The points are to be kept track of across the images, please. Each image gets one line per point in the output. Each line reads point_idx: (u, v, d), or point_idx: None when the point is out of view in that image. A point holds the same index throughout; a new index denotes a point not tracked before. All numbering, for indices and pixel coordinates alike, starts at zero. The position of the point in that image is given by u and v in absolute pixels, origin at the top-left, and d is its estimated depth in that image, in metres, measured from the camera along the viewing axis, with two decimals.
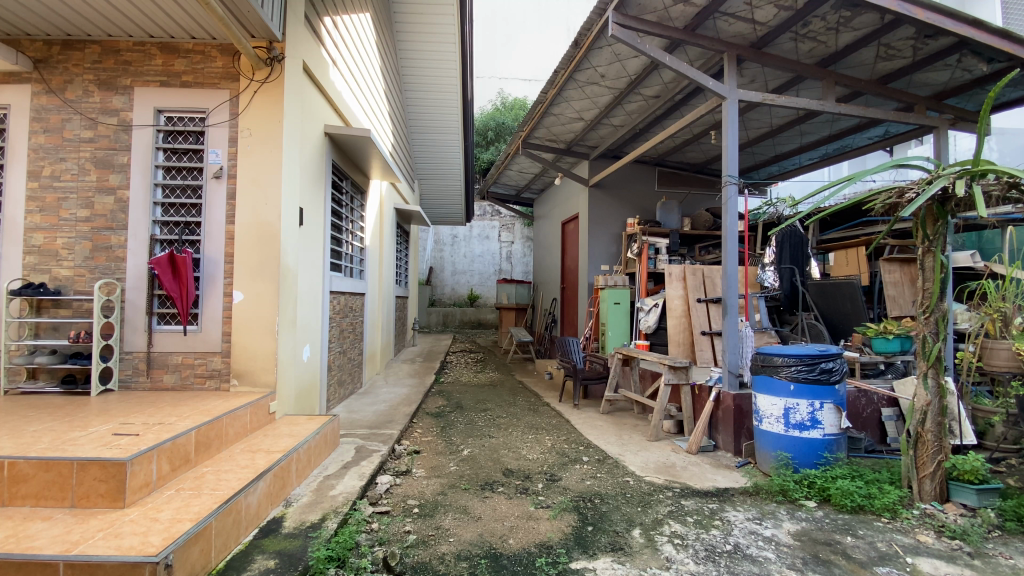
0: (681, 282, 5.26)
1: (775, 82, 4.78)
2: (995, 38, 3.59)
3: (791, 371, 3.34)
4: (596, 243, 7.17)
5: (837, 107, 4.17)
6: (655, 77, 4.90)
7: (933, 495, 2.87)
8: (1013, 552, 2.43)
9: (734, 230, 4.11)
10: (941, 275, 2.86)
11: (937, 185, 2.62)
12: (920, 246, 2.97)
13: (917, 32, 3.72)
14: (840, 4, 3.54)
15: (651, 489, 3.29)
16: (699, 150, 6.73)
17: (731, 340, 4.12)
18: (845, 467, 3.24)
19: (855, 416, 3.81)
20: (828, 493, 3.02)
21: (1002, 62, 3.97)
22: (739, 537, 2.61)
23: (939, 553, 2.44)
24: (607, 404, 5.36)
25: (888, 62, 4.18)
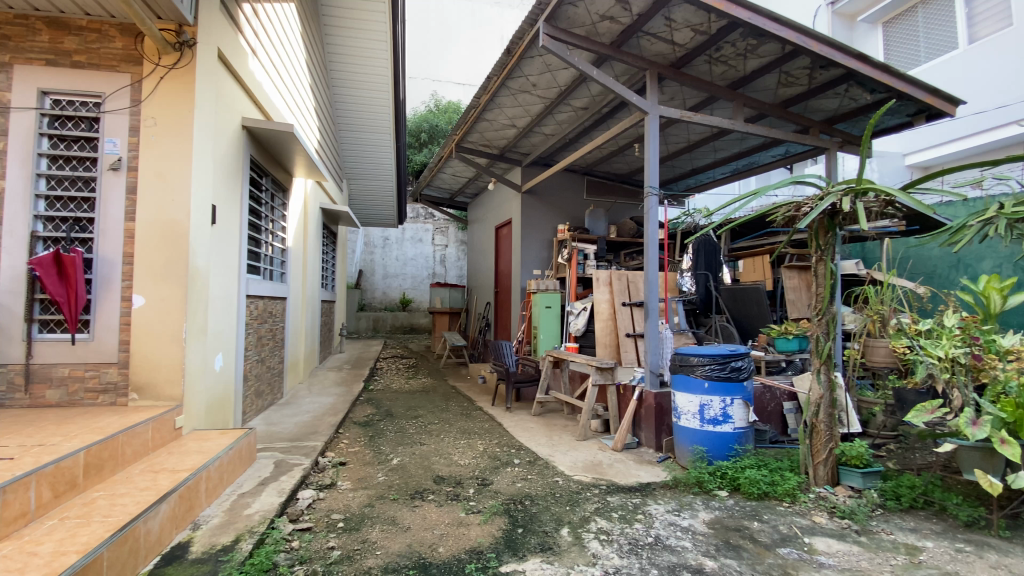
0: (608, 286, 5.48)
1: (692, 101, 5.12)
2: (875, 71, 4.07)
3: (705, 369, 3.58)
4: (528, 248, 7.31)
5: (745, 126, 4.54)
6: (584, 89, 5.08)
7: (826, 479, 3.17)
8: (891, 528, 2.74)
9: (654, 238, 4.35)
10: (831, 281, 3.18)
11: (827, 202, 2.95)
12: (815, 255, 3.30)
13: (812, 63, 4.13)
14: (747, 32, 3.86)
15: (579, 488, 3.38)
16: (624, 161, 7.05)
17: (652, 341, 4.35)
18: (752, 457, 3.51)
19: (761, 410, 4.17)
20: (738, 482, 3.27)
21: (880, 93, 4.51)
22: (660, 529, 2.75)
23: (832, 532, 2.71)
24: (539, 406, 5.45)
25: (789, 88, 4.61)
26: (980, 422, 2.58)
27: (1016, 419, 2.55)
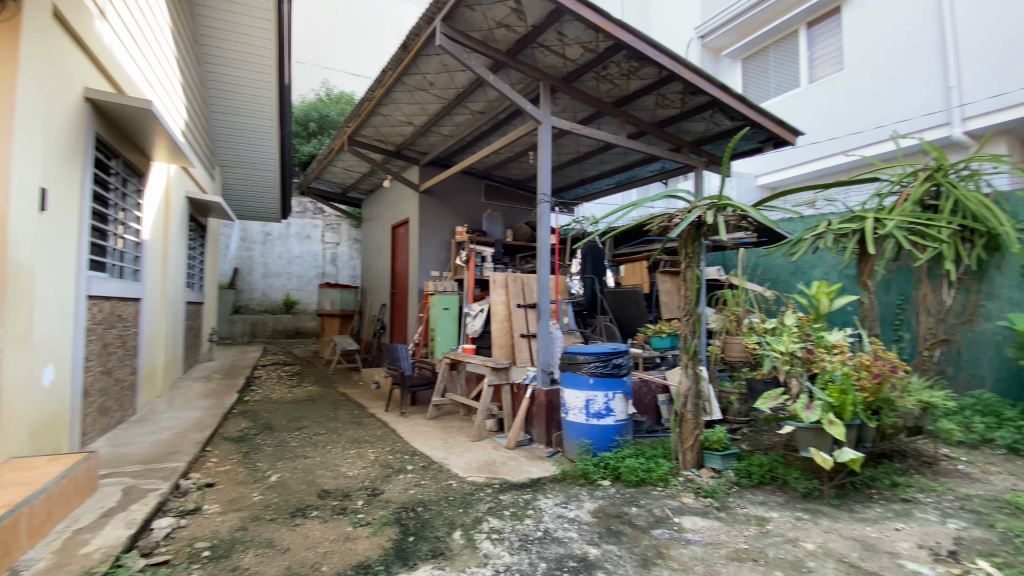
0: (503, 288, 5.59)
1: (582, 114, 5.41)
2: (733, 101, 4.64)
3: (590, 367, 3.80)
4: (425, 249, 7.18)
5: (628, 142, 4.92)
6: (481, 93, 5.13)
7: (693, 462, 3.53)
8: (744, 502, 3.12)
9: (547, 242, 4.52)
10: (696, 285, 3.57)
11: (693, 215, 3.31)
12: (684, 262, 3.68)
13: (684, 89, 4.60)
14: (630, 55, 4.19)
15: (472, 489, 3.39)
16: (520, 167, 7.25)
17: (544, 341, 4.51)
18: (631, 447, 3.80)
19: (639, 403, 4.51)
20: (619, 471, 3.52)
21: (737, 121, 5.15)
22: (548, 523, 2.86)
23: (697, 510, 3.03)
24: (434, 409, 5.38)
25: (665, 110, 5.08)
26: (813, 406, 3.08)
27: (840, 402, 3.07)
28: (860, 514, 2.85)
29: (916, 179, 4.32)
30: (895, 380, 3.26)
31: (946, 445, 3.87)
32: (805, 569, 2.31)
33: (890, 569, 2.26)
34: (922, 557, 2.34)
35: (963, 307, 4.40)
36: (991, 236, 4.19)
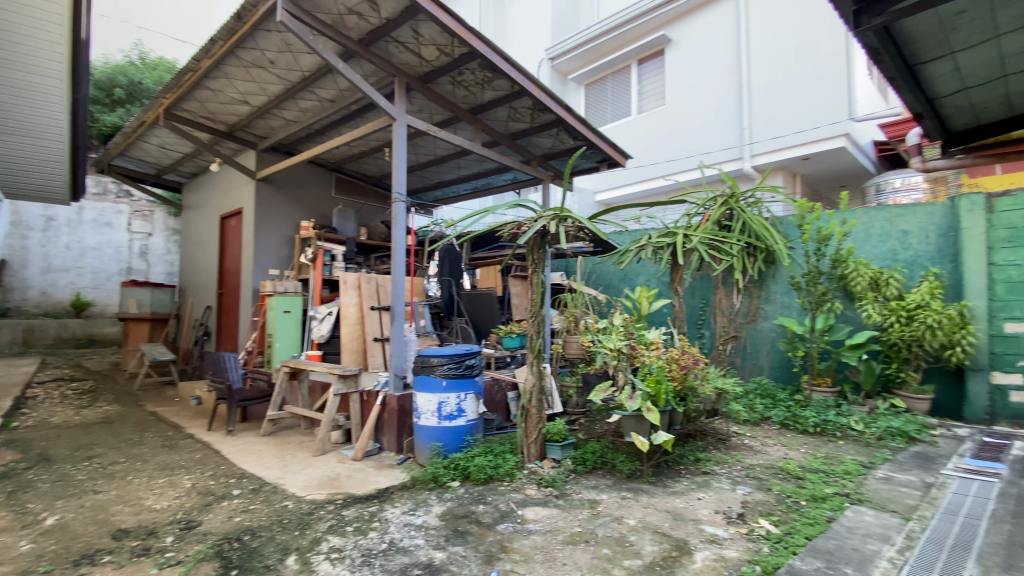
0: (356, 290, 5.26)
1: (437, 116, 5.39)
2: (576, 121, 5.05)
3: (443, 369, 3.78)
4: (263, 243, 6.42)
5: (482, 149, 5.03)
6: (330, 80, 4.79)
7: (536, 455, 3.74)
8: (580, 488, 3.40)
9: (402, 243, 4.37)
10: (542, 288, 3.79)
11: (540, 223, 3.53)
12: (531, 267, 3.89)
13: (533, 105, 4.86)
14: (484, 65, 4.30)
15: (311, 508, 3.12)
16: (373, 163, 6.95)
17: (397, 345, 4.35)
18: (481, 446, 3.88)
19: (490, 401, 4.65)
20: (469, 471, 3.57)
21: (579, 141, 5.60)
22: (394, 533, 2.77)
23: (539, 501, 3.21)
24: (269, 425, 4.84)
25: (516, 123, 5.31)
26: (635, 396, 3.49)
27: (656, 391, 3.53)
28: (671, 487, 3.32)
29: (715, 203, 5.19)
30: (698, 371, 3.84)
31: (737, 423, 4.61)
32: (628, 543, 2.60)
33: (693, 535, 2.64)
34: (717, 520, 2.79)
35: (748, 310, 5.45)
36: (767, 252, 5.20)
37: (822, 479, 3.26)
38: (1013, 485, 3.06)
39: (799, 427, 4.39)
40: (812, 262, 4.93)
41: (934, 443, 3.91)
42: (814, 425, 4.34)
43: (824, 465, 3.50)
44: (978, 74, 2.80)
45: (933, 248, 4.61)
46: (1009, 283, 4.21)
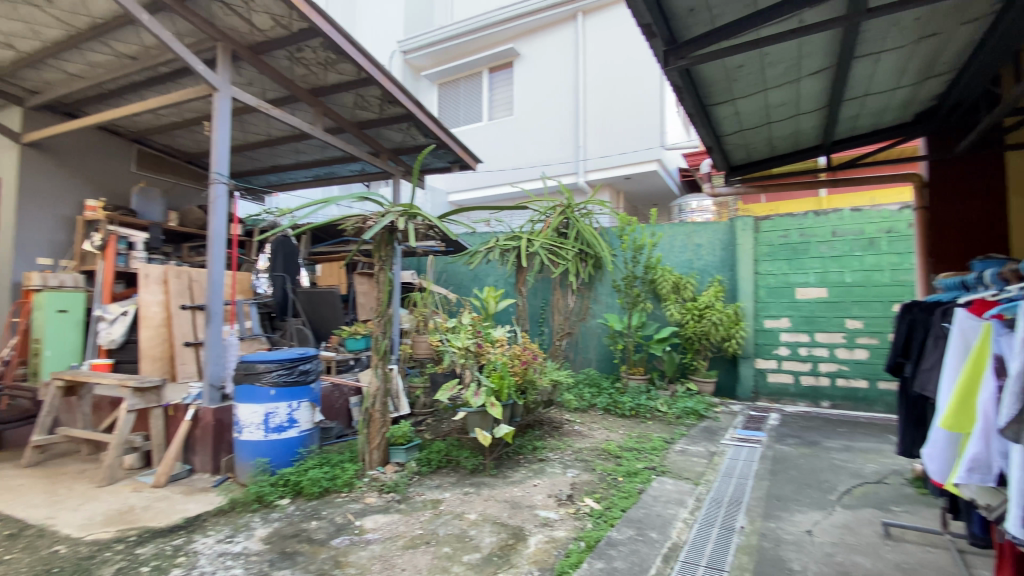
0: (161, 286, 4.45)
1: (271, 94, 4.82)
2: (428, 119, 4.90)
3: (272, 376, 3.39)
4: (27, 227, 5.05)
5: (324, 136, 4.64)
6: (129, 33, 3.98)
7: (379, 460, 3.56)
8: (423, 489, 3.34)
9: (222, 233, 3.82)
10: (388, 286, 3.64)
11: (386, 218, 3.40)
12: (376, 264, 3.71)
13: (381, 95, 4.63)
14: (327, 45, 3.99)
15: (91, 552, 2.54)
16: (191, 138, 5.96)
17: (215, 350, 3.79)
18: (315, 457, 3.57)
19: (328, 408, 4.32)
20: (300, 486, 3.26)
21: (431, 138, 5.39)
22: (205, 567, 2.40)
23: (379, 508, 3.07)
24: (31, 454, 3.75)
25: (363, 112, 4.99)
26: (480, 392, 3.57)
27: (499, 385, 3.67)
28: (510, 477, 3.46)
29: (555, 212, 5.59)
30: (536, 365, 4.10)
31: (569, 412, 5.01)
32: (467, 538, 2.64)
33: (528, 521, 2.80)
34: (550, 504, 3.00)
35: (580, 309, 5.91)
36: (596, 258, 5.76)
37: (636, 456, 3.74)
38: (767, 447, 3.90)
39: (619, 411, 4.95)
40: (631, 267, 5.65)
41: (716, 418, 4.77)
42: (631, 408, 4.93)
43: (637, 444, 4.02)
44: (752, 119, 3.14)
45: (718, 259, 5.61)
46: (768, 288, 5.36)
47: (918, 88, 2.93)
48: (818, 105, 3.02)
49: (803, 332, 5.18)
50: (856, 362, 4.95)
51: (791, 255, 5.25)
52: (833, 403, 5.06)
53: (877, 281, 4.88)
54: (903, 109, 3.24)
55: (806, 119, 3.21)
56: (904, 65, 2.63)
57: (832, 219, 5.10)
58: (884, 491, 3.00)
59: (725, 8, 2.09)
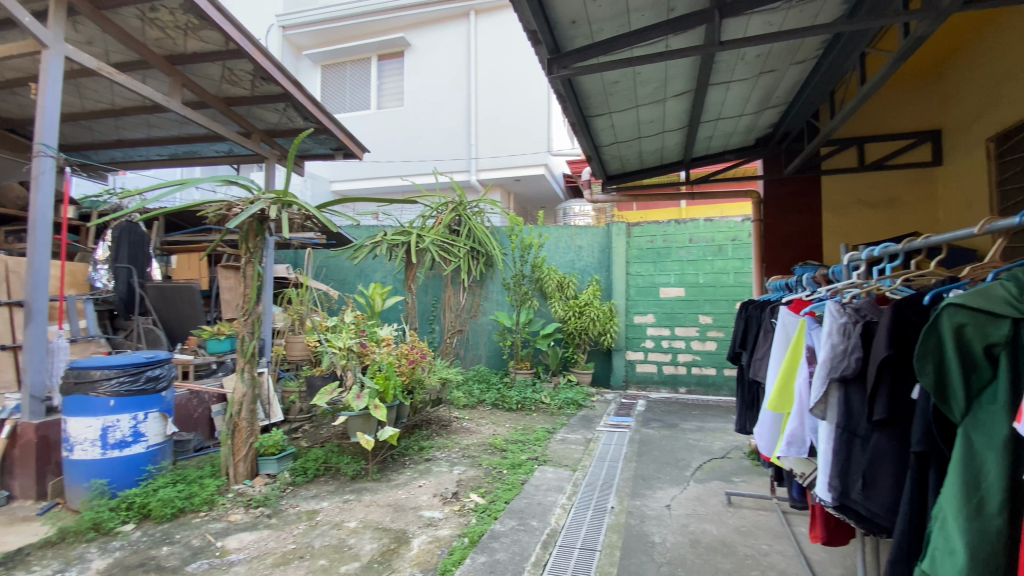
0: None
1: (116, 57, 4.08)
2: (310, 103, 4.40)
3: (111, 385, 2.90)
4: None
5: (182, 109, 4.00)
6: None
7: (245, 473, 3.22)
8: (297, 501, 3.08)
9: (46, 214, 3.12)
10: (257, 281, 3.29)
11: (256, 206, 3.07)
12: (244, 257, 3.35)
13: (254, 71, 4.13)
14: (187, 7, 3.47)
15: None
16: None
17: (36, 353, 3.10)
18: (169, 475, 3.11)
19: (184, 418, 3.79)
20: (149, 508, 2.83)
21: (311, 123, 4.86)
22: None
23: (245, 525, 2.78)
24: None
25: (232, 87, 4.41)
26: (363, 395, 3.39)
27: (384, 387, 3.53)
28: (394, 480, 3.34)
29: (447, 209, 5.55)
30: (424, 364, 4.03)
31: (457, 409, 4.98)
32: (346, 547, 2.50)
33: (412, 523, 2.73)
34: (435, 503, 2.97)
35: (470, 306, 5.96)
36: (487, 257, 5.81)
37: (521, 448, 3.85)
38: (635, 431, 4.28)
39: (506, 405, 5.06)
40: (519, 266, 5.80)
41: (593, 407, 5.12)
42: (517, 402, 5.07)
43: (522, 436, 4.15)
44: (626, 132, 3.40)
45: (597, 260, 6.04)
46: (638, 287, 5.88)
47: (757, 116, 3.40)
48: (679, 125, 3.36)
49: (666, 326, 5.77)
50: (709, 353, 5.63)
51: (656, 258, 5.80)
52: (690, 389, 5.70)
53: (726, 282, 5.57)
54: (746, 134, 3.73)
55: (671, 136, 3.55)
56: (747, 96, 3.04)
57: (690, 228, 5.69)
58: (729, 465, 3.45)
59: (604, 25, 2.24)
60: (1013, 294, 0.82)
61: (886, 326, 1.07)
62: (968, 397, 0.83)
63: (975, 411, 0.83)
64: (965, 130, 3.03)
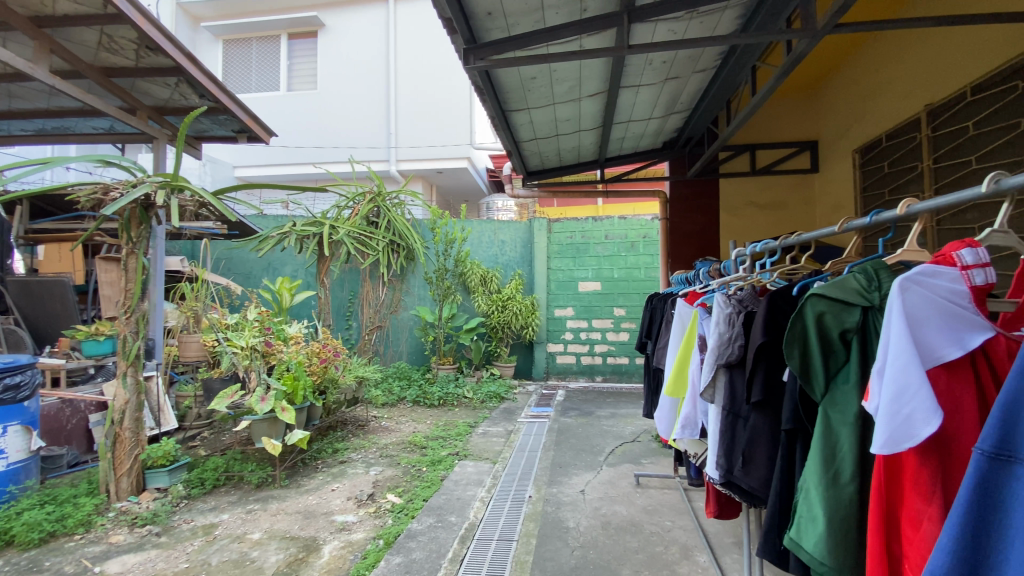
0: None
1: None
2: (208, 80, 3.87)
3: None
4: None
5: (50, 80, 3.24)
6: None
7: (129, 490, 2.85)
8: (193, 515, 2.79)
9: None
10: (142, 275, 2.94)
11: (140, 190, 2.76)
12: (125, 248, 2.95)
13: (140, 39, 3.44)
14: None
15: None
16: None
17: None
18: (35, 496, 2.72)
19: (55, 430, 3.31)
20: (8, 535, 2.46)
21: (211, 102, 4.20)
22: None
23: (129, 547, 2.47)
24: None
25: (112, 56, 3.65)
26: (268, 397, 3.16)
27: (293, 388, 3.32)
28: (304, 486, 3.15)
29: (364, 199, 5.32)
30: (338, 362, 3.84)
31: (376, 407, 4.80)
32: (248, 561, 2.32)
33: (323, 529, 2.59)
34: (349, 507, 2.85)
35: (391, 301, 5.78)
36: (408, 250, 5.67)
37: (441, 444, 3.81)
38: (553, 421, 4.40)
39: (428, 401, 4.96)
40: (441, 260, 5.73)
41: (514, 399, 5.19)
42: (438, 398, 4.99)
43: (443, 431, 4.10)
44: (544, 129, 3.44)
45: (519, 255, 6.12)
46: (558, 282, 6.03)
47: (664, 121, 3.60)
48: (594, 125, 3.47)
49: (584, 319, 5.97)
50: (623, 343, 5.91)
51: (575, 253, 5.99)
52: (606, 378, 5.96)
53: (639, 276, 5.87)
54: (655, 138, 3.94)
55: (587, 135, 3.66)
56: (655, 100, 3.21)
57: (605, 225, 5.93)
58: (639, 448, 3.65)
59: (519, 19, 2.24)
60: (863, 285, 0.92)
61: (761, 315, 1.17)
62: (827, 378, 0.92)
63: (833, 390, 0.92)
64: (837, 142, 3.49)
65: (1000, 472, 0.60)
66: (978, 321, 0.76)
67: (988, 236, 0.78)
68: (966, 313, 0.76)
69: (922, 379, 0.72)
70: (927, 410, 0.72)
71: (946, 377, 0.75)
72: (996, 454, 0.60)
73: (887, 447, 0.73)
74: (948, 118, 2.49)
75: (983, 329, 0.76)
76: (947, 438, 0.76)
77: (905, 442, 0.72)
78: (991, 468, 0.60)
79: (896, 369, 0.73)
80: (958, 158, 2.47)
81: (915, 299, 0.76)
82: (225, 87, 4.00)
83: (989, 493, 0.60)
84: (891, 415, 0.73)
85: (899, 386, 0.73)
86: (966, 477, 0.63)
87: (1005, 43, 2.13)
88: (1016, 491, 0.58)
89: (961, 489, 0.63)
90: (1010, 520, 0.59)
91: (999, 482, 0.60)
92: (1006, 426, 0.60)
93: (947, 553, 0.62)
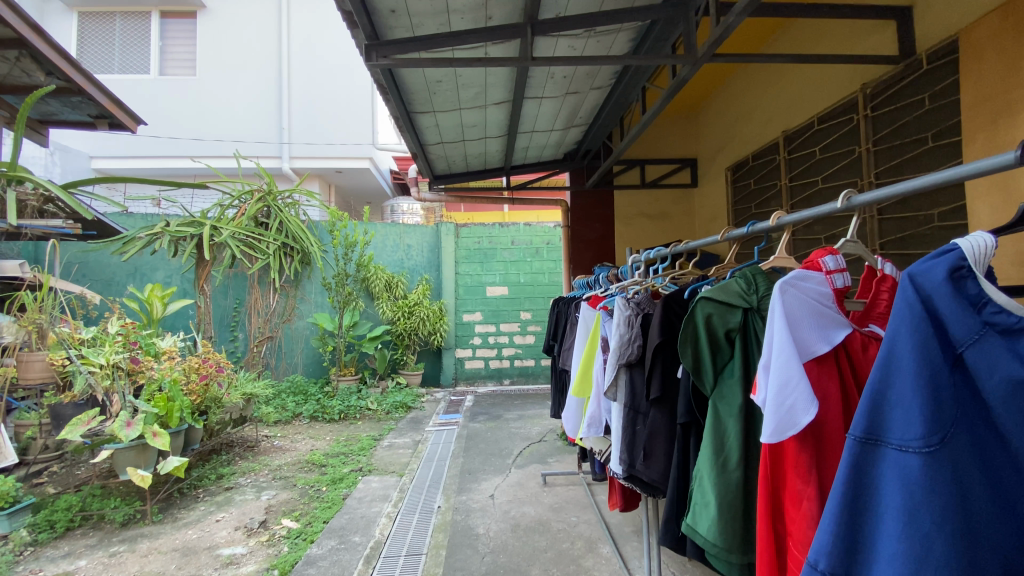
0: None
1: None
2: (55, 53, 3.25)
3: None
4: None
5: None
6: None
7: None
8: (41, 564, 2.34)
9: None
10: None
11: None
12: None
13: None
14: None
15: None
16: None
17: None
18: None
19: None
20: None
21: (62, 82, 3.50)
22: None
23: None
24: None
25: None
26: (135, 421, 2.75)
27: (166, 410, 2.94)
28: (182, 519, 2.78)
29: (252, 197, 4.85)
30: (221, 379, 3.46)
31: (267, 426, 4.40)
32: None
33: (206, 566, 2.31)
34: (237, 538, 2.57)
35: (284, 309, 5.38)
36: (303, 253, 5.31)
37: (343, 461, 3.60)
38: (462, 427, 4.37)
39: (327, 416, 4.65)
40: (341, 264, 5.45)
41: (422, 408, 5.07)
42: (339, 412, 4.70)
43: (344, 447, 3.88)
44: (451, 133, 3.42)
45: (425, 260, 6.02)
46: (465, 286, 6.01)
47: (565, 133, 3.76)
48: (500, 133, 3.52)
49: (492, 323, 6.02)
50: (529, 346, 6.06)
51: (482, 259, 6.01)
52: (513, 380, 6.05)
53: (543, 281, 6.05)
54: (557, 149, 4.10)
55: (493, 142, 3.70)
56: (556, 113, 3.33)
57: (511, 231, 6.03)
58: (545, 448, 3.75)
59: (423, 20, 2.21)
60: (743, 289, 1.03)
61: (657, 318, 1.25)
62: (716, 373, 1.01)
63: (721, 385, 1.02)
64: (712, 160, 3.90)
65: (870, 455, 0.62)
66: (839, 319, 0.88)
67: (844, 244, 0.92)
68: (831, 313, 0.87)
69: (801, 372, 0.82)
70: (806, 401, 0.81)
71: (817, 369, 0.86)
72: (866, 439, 0.63)
73: (775, 436, 0.81)
74: (800, 144, 2.89)
75: (843, 326, 0.88)
76: (820, 424, 0.86)
77: (789, 430, 0.81)
78: (863, 451, 0.63)
79: (780, 364, 0.82)
80: (808, 178, 2.86)
81: (792, 301, 0.85)
82: (79, 64, 3.38)
83: (862, 476, 0.63)
84: (777, 406, 0.81)
85: (783, 380, 0.81)
86: (840, 462, 0.65)
87: (844, 82, 2.52)
88: (884, 470, 0.61)
89: (836, 475, 0.65)
90: (879, 499, 0.61)
91: (869, 463, 0.62)
92: (874, 411, 0.63)
93: (829, 532, 0.64)
